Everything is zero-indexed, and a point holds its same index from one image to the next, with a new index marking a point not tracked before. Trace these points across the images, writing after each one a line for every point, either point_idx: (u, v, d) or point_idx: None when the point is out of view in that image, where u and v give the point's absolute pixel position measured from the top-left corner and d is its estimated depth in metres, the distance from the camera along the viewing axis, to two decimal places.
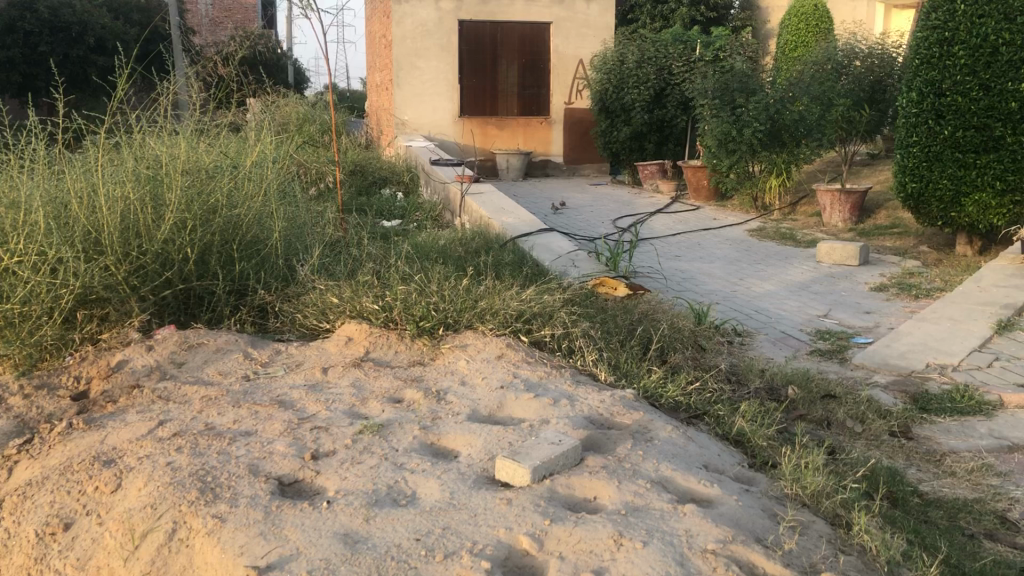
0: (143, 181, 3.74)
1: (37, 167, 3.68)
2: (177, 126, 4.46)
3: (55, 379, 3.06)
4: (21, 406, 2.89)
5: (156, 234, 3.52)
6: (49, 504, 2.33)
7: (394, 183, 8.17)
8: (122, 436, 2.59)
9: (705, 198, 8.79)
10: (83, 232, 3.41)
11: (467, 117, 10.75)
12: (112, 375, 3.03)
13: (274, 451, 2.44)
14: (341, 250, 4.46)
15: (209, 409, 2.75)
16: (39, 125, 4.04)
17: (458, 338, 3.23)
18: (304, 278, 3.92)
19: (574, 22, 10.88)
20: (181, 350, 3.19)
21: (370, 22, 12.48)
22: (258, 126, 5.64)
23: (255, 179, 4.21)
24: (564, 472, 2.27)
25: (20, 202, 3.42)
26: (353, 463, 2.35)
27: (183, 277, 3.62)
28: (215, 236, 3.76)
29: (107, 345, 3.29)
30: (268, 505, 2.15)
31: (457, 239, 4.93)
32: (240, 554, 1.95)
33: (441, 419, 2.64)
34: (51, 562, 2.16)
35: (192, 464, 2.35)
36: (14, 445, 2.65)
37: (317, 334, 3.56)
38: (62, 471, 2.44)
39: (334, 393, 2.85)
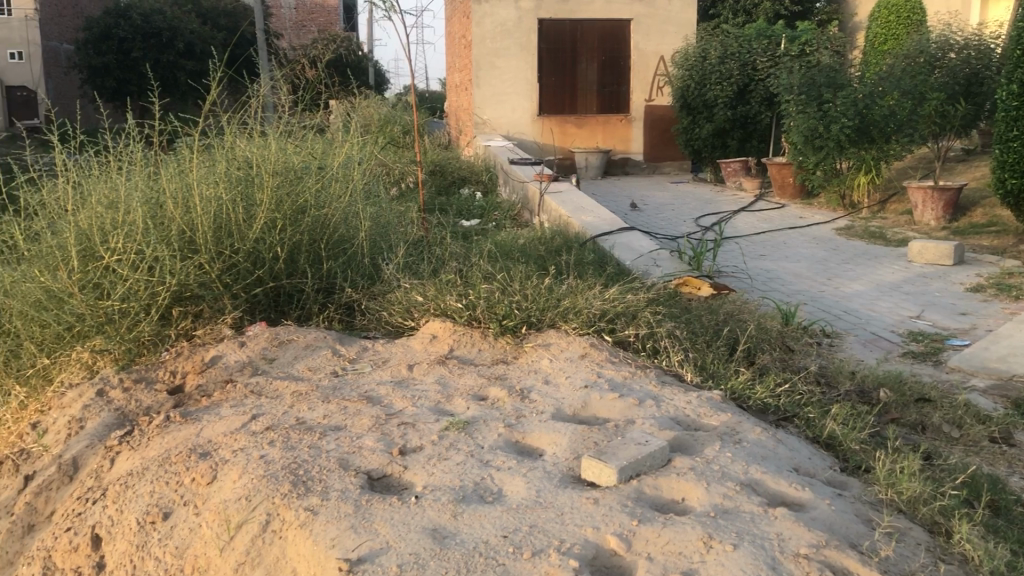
0: (235, 182, 3.87)
1: (135, 169, 3.83)
2: (267, 128, 4.59)
3: (152, 373, 3.17)
4: (121, 398, 3.01)
5: (247, 233, 3.65)
6: (149, 493, 2.41)
7: (473, 183, 8.24)
8: (217, 429, 2.67)
9: (790, 196, 8.62)
10: (179, 231, 3.53)
11: (546, 115, 10.76)
12: (207, 370, 3.13)
13: (362, 446, 2.48)
14: (424, 249, 4.51)
15: (299, 404, 2.82)
16: (137, 128, 4.20)
17: (541, 337, 3.23)
18: (389, 276, 3.99)
19: (655, 19, 10.77)
20: (272, 346, 3.28)
21: (449, 22, 12.62)
22: (342, 127, 5.78)
23: (342, 180, 4.32)
24: (651, 473, 2.25)
25: (120, 203, 3.56)
26: (440, 459, 2.38)
27: (273, 276, 3.74)
28: (304, 236, 3.88)
29: (202, 340, 3.40)
30: (358, 498, 2.19)
31: (538, 238, 4.94)
32: (332, 547, 2.00)
33: (526, 417, 2.64)
34: (152, 550, 2.24)
35: (285, 458, 2.41)
36: (116, 436, 2.77)
37: (402, 332, 3.61)
38: (160, 463, 2.53)
39: (420, 390, 2.89)
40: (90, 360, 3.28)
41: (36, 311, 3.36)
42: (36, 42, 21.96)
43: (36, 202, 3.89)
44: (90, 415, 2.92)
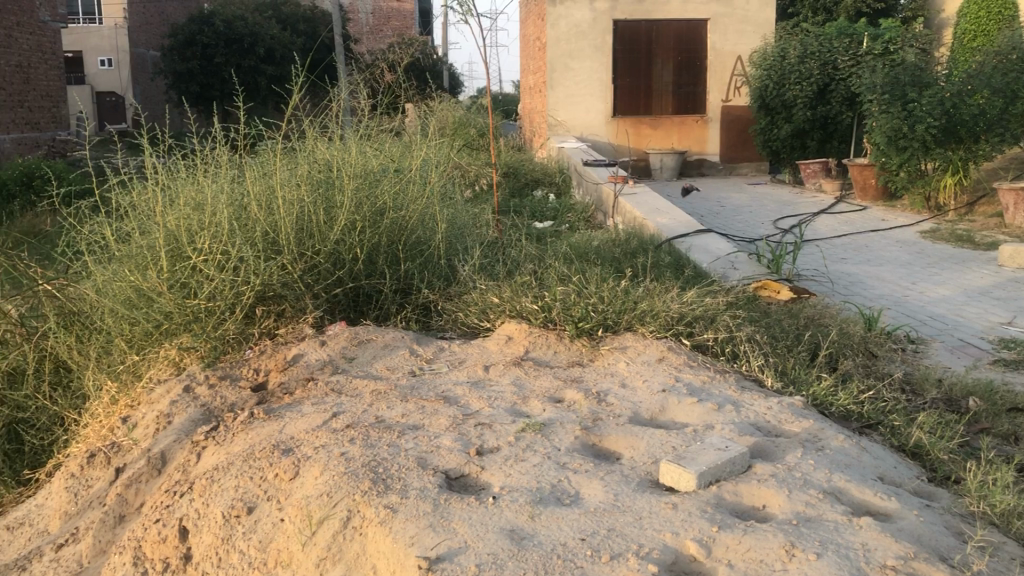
0: (316, 185, 3.97)
1: (220, 172, 3.96)
2: (346, 131, 4.68)
3: (237, 370, 3.25)
4: (207, 395, 3.10)
5: (328, 234, 3.75)
6: (234, 487, 2.48)
7: (547, 184, 8.25)
8: (299, 426, 2.73)
9: (872, 197, 8.41)
10: (262, 232, 3.64)
11: (620, 117, 10.72)
12: (289, 368, 3.19)
13: (440, 445, 2.51)
14: (499, 251, 4.53)
15: (378, 402, 2.86)
16: (222, 133, 4.34)
17: (617, 340, 3.22)
18: (465, 278, 4.02)
19: (732, 18, 10.62)
20: (352, 345, 3.33)
21: (524, 25, 12.68)
22: (419, 129, 5.86)
23: (419, 182, 4.38)
24: (731, 479, 2.22)
25: (207, 205, 3.69)
26: (517, 460, 2.39)
27: (352, 276, 3.82)
28: (382, 237, 3.94)
29: (284, 339, 3.46)
30: (437, 497, 2.22)
31: (613, 241, 4.92)
32: (412, 544, 2.02)
33: (603, 420, 2.64)
34: (236, 543, 2.30)
35: (364, 455, 2.45)
36: (202, 432, 2.86)
37: (478, 333, 3.63)
38: (244, 458, 2.59)
39: (496, 391, 2.90)
40: (177, 357, 3.35)
41: (127, 309, 3.49)
42: (124, 49, 22.73)
43: (127, 205, 4.04)
44: (177, 410, 3.02)
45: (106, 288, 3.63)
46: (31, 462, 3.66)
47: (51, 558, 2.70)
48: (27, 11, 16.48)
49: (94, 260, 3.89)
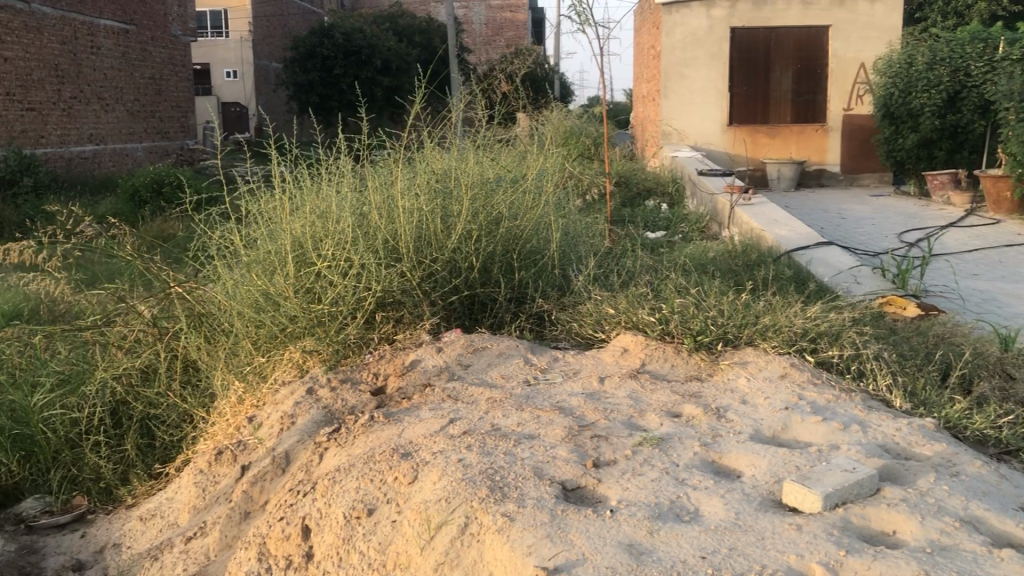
0: (434, 195, 4.06)
1: (343, 182, 4.09)
2: (465, 142, 4.76)
3: (357, 374, 3.34)
4: (329, 397, 3.20)
5: (446, 243, 3.82)
6: (355, 489, 2.54)
7: (660, 194, 8.16)
8: (417, 431, 2.78)
9: (1006, 211, 7.99)
10: (383, 240, 3.74)
11: (736, 126, 10.55)
12: (407, 373, 3.26)
13: (556, 456, 2.51)
14: (614, 261, 4.52)
15: (494, 410, 2.89)
16: (344, 142, 4.48)
17: (737, 355, 3.16)
18: (580, 288, 4.01)
19: (855, 24, 10.28)
20: (467, 352, 3.38)
21: (638, 34, 12.63)
22: (534, 138, 5.90)
23: (535, 192, 4.41)
24: (859, 502, 2.15)
25: (331, 214, 3.82)
26: (635, 474, 2.37)
27: (468, 284, 3.87)
28: (497, 246, 3.98)
29: (402, 344, 3.53)
30: (554, 508, 2.22)
31: (729, 253, 4.84)
32: (529, 554, 2.03)
33: (723, 437, 2.59)
34: (356, 544, 2.36)
35: (481, 463, 2.48)
36: (325, 433, 2.95)
37: (593, 344, 3.62)
38: (365, 460, 2.65)
39: (612, 403, 2.89)
40: (301, 359, 3.48)
41: (254, 312, 3.65)
42: (249, 61, 23.80)
43: (255, 212, 4.22)
44: (300, 411, 3.12)
45: (235, 291, 3.81)
46: (161, 456, 3.82)
47: (180, 550, 2.83)
48: (161, 26, 17.40)
49: (224, 264, 4.07)
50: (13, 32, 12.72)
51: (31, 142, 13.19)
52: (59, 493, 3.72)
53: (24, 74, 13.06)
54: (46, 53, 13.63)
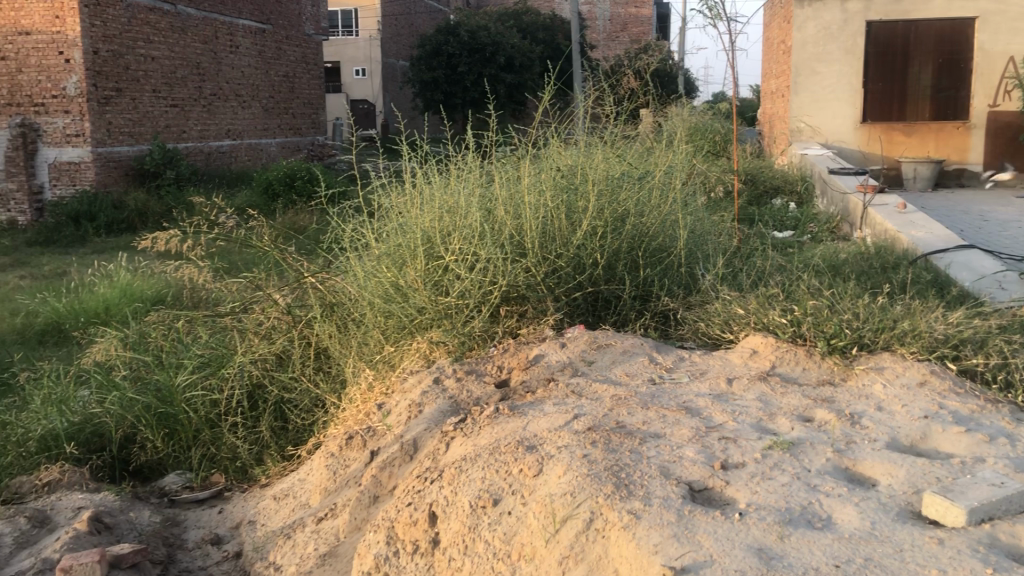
0: (560, 191, 4.08)
1: (470, 177, 4.17)
2: (593, 140, 4.76)
3: (482, 366, 3.40)
4: (455, 388, 3.27)
5: (572, 239, 3.84)
6: (481, 479, 2.58)
7: (787, 193, 7.97)
8: (542, 425, 2.80)
9: None
10: (509, 236, 3.79)
11: (870, 123, 10.18)
12: (531, 368, 3.29)
13: (683, 456, 2.49)
14: (742, 261, 4.42)
15: (619, 408, 2.88)
16: (472, 139, 4.55)
17: (874, 360, 3.06)
18: (708, 287, 3.96)
19: (1005, 16, 9.75)
20: (592, 349, 3.38)
21: (768, 28, 12.32)
22: (661, 136, 5.85)
23: (662, 190, 4.36)
24: (1007, 518, 2.06)
25: (459, 208, 3.92)
26: (764, 478, 2.33)
27: (593, 281, 3.87)
28: (623, 243, 3.97)
29: (527, 338, 3.57)
30: (681, 508, 2.20)
31: (862, 255, 4.68)
32: (656, 552, 2.03)
33: (857, 443, 2.52)
34: (482, 533, 2.41)
35: (607, 459, 2.48)
36: (451, 423, 3.01)
37: (720, 344, 3.57)
38: (491, 451, 2.70)
39: (740, 405, 2.84)
40: (428, 350, 3.57)
41: (384, 303, 3.78)
42: (377, 59, 24.62)
43: (386, 207, 4.35)
44: (428, 401, 3.21)
45: (366, 282, 3.95)
46: (294, 439, 3.99)
47: (312, 530, 2.95)
48: (295, 26, 18.06)
49: (355, 256, 4.22)
50: (160, 32, 13.45)
51: (174, 137, 13.93)
52: (199, 470, 3.91)
53: (169, 72, 13.78)
54: (189, 52, 14.32)
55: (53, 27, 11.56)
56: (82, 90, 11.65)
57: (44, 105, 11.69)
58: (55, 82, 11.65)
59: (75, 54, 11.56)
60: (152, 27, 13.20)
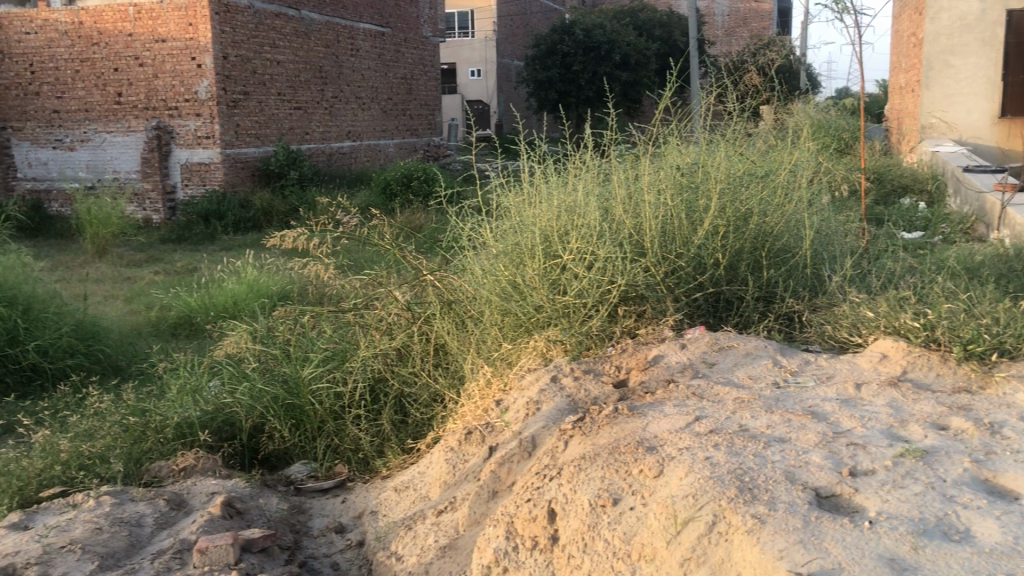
0: (681, 190, 4.04)
1: (589, 177, 4.18)
2: (715, 137, 4.69)
3: (600, 366, 3.41)
4: (572, 386, 3.29)
5: (693, 239, 3.80)
6: (600, 479, 2.59)
7: (917, 192, 7.67)
8: (662, 426, 2.79)
9: None
10: (629, 236, 3.79)
11: (1009, 117, 9.59)
12: (650, 368, 3.27)
13: (810, 461, 2.43)
14: (871, 262, 4.28)
15: (742, 411, 2.84)
16: (592, 138, 4.55)
17: (1015, 368, 2.92)
18: (835, 289, 3.85)
19: None
20: (713, 351, 3.34)
21: (898, 20, 11.85)
22: (783, 133, 5.72)
23: (787, 187, 4.26)
24: None
25: (578, 207, 3.94)
26: (896, 487, 2.26)
27: (714, 281, 3.81)
28: (746, 242, 3.89)
29: (645, 339, 3.55)
30: (807, 514, 2.15)
31: (1003, 256, 4.47)
32: (781, 558, 1.99)
33: (997, 454, 2.41)
34: (602, 532, 2.42)
35: (730, 462, 2.44)
36: (570, 421, 3.03)
37: (847, 348, 3.48)
38: (610, 451, 2.69)
39: (870, 411, 2.76)
40: (545, 348, 3.60)
41: (503, 300, 3.83)
42: (492, 60, 24.82)
43: (504, 206, 4.41)
44: (546, 398, 3.24)
45: (484, 280, 4.01)
46: (413, 433, 4.07)
47: (432, 522, 3.02)
48: (413, 28, 18.43)
49: (474, 254, 4.29)
50: (285, 37, 13.93)
51: (297, 138, 14.46)
52: (323, 460, 4.05)
53: (294, 75, 14.28)
54: (312, 56, 14.80)
55: (186, 34, 12.09)
56: (211, 94, 12.16)
57: (177, 109, 12.30)
58: (188, 86, 12.22)
59: (206, 59, 12.06)
60: (278, 31, 13.69)
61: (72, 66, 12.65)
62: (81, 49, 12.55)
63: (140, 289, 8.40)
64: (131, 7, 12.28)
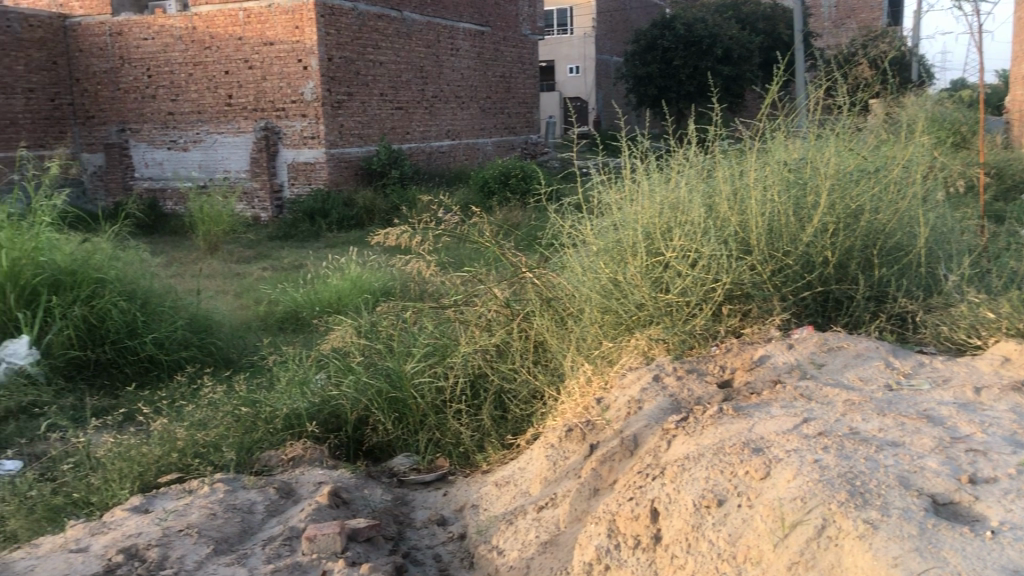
0: (788, 187, 3.95)
1: (692, 173, 4.13)
2: (823, 132, 4.56)
3: (704, 366, 3.37)
4: (675, 385, 3.26)
5: (800, 237, 3.72)
6: (704, 479, 2.56)
7: None
8: (769, 427, 2.74)
9: None
10: (734, 234, 3.73)
11: None
12: (756, 368, 3.22)
13: (926, 467, 2.34)
14: (991, 262, 4.09)
15: (852, 413, 2.76)
16: (695, 134, 4.49)
17: None
18: (952, 289, 3.71)
19: None
20: (822, 351, 3.26)
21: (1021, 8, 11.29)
22: (895, 127, 5.53)
23: (901, 182, 4.11)
24: None
25: (682, 204, 3.90)
26: (1020, 497, 2.16)
27: (823, 280, 3.72)
28: (857, 239, 3.78)
29: (751, 338, 3.49)
30: (924, 521, 2.08)
31: None
32: (896, 566, 1.94)
33: None
34: (706, 533, 2.40)
35: (841, 466, 2.38)
36: (673, 421, 3.00)
37: (965, 350, 3.39)
38: (715, 451, 2.66)
39: (989, 416, 2.64)
40: (646, 347, 3.59)
41: (603, 298, 3.82)
42: (591, 56, 24.77)
43: (605, 203, 4.39)
44: (648, 397, 3.23)
45: (585, 277, 4.01)
46: (513, 429, 4.10)
47: (533, 518, 3.04)
48: (513, 26, 18.53)
49: (574, 251, 4.29)
50: (387, 38, 14.20)
51: (399, 138, 14.73)
52: (425, 453, 4.11)
53: (396, 76, 14.55)
54: (414, 56, 15.04)
55: (294, 37, 12.46)
56: (317, 95, 12.52)
57: (285, 110, 12.69)
58: (295, 88, 12.60)
59: (312, 61, 12.43)
60: (380, 33, 13.97)
61: (185, 69, 13.13)
62: (194, 53, 13.01)
63: (249, 285, 8.71)
64: (241, 12, 12.70)
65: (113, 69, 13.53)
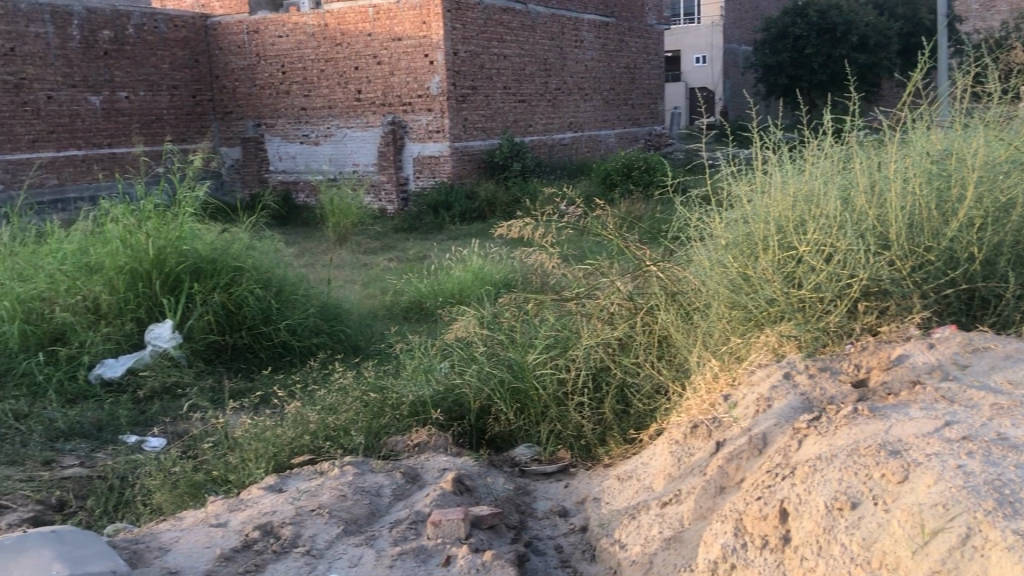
0: (931, 179, 3.77)
1: (826, 164, 3.99)
2: (970, 122, 4.31)
3: (838, 364, 3.26)
4: (807, 384, 3.17)
5: (943, 231, 3.54)
6: (838, 480, 2.47)
7: None
8: (906, 429, 2.62)
9: None
10: (872, 228, 3.59)
11: None
12: (893, 368, 3.09)
13: None
14: None
15: (1000, 418, 2.61)
16: (830, 123, 4.32)
17: None
18: None
19: None
20: (966, 352, 3.10)
21: None
22: None
23: None
24: None
25: (816, 197, 3.78)
26: None
27: (968, 277, 3.51)
28: (1007, 235, 3.56)
29: (888, 337, 3.35)
30: None
31: None
32: None
33: None
34: (839, 536, 2.33)
35: (987, 473, 2.26)
36: (805, 420, 2.91)
37: None
38: (849, 452, 2.56)
39: None
40: (777, 344, 3.51)
41: (731, 292, 3.75)
42: (717, 45, 24.39)
43: (734, 194, 4.29)
44: (778, 395, 3.15)
45: (712, 270, 3.95)
46: (636, 423, 4.07)
47: (656, 513, 3.02)
48: (638, 17, 18.34)
49: (701, 244, 4.23)
50: (512, 32, 14.29)
51: (522, 131, 14.82)
52: (546, 444, 4.13)
53: (520, 69, 14.64)
54: (538, 49, 15.09)
55: (421, 32, 12.70)
56: (443, 89, 12.71)
57: (412, 104, 12.95)
58: (421, 83, 12.83)
59: (438, 55, 12.62)
60: (505, 26, 14.07)
61: (318, 65, 13.58)
62: (326, 50, 13.44)
63: (376, 275, 8.94)
64: (370, 9, 13.01)
65: (250, 66, 14.12)
